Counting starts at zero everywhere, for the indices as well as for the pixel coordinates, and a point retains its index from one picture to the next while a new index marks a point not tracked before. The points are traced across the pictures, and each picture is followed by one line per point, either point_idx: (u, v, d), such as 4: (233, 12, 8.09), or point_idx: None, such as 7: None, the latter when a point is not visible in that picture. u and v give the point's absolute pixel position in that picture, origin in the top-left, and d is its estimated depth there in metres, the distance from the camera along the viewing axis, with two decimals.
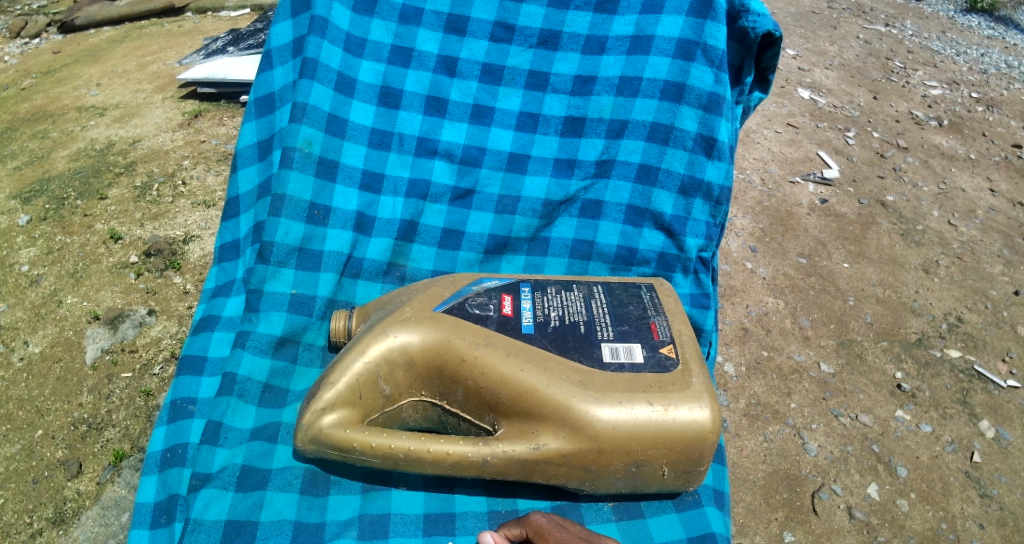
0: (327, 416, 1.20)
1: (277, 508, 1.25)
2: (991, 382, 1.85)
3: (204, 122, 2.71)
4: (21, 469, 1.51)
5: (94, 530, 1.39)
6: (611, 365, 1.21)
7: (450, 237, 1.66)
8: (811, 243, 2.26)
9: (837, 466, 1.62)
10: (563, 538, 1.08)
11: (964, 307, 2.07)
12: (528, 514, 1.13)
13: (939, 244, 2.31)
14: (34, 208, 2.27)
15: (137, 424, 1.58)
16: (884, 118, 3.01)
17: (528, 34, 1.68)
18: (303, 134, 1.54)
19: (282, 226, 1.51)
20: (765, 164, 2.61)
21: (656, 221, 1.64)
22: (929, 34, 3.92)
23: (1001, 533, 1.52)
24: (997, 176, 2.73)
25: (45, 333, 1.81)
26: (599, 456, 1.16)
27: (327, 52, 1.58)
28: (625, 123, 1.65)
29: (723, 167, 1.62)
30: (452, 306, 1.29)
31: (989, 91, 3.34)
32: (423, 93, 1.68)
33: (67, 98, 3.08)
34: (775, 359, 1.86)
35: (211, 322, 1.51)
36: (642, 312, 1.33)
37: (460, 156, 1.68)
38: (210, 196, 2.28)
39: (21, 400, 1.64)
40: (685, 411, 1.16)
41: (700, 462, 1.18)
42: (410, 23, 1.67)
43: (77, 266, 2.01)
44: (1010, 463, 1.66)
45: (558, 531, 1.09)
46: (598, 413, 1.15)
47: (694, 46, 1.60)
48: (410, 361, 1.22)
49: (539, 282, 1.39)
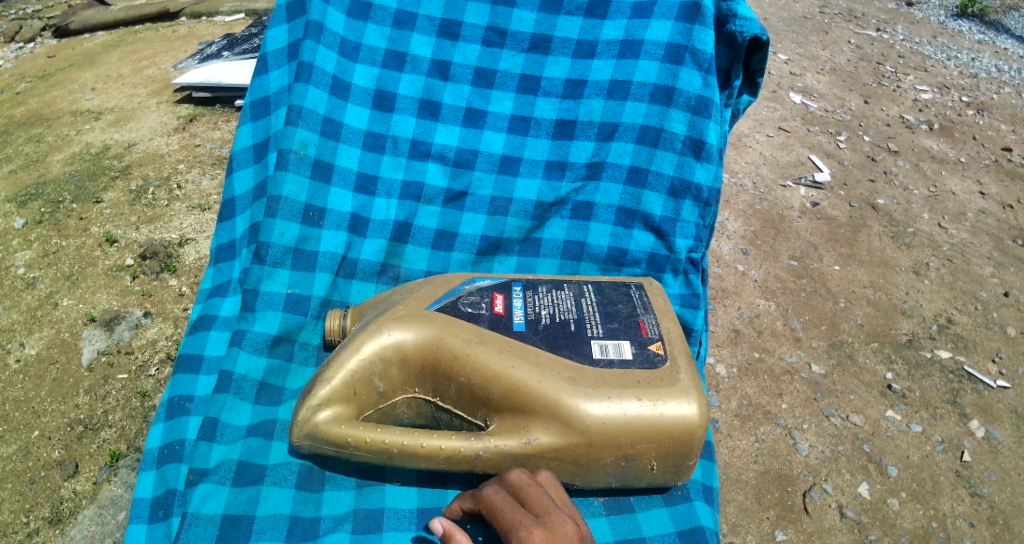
0: (323, 412, 1.22)
1: (274, 502, 1.27)
2: (981, 383, 1.88)
3: (199, 126, 2.73)
4: (18, 469, 1.52)
5: (91, 528, 1.41)
6: (600, 361, 1.24)
7: (443, 238, 1.69)
8: (802, 246, 2.29)
9: (828, 466, 1.64)
10: (516, 521, 1.05)
11: (954, 308, 2.11)
12: (483, 491, 1.12)
13: (930, 246, 2.35)
14: (30, 211, 2.28)
15: (133, 425, 1.59)
16: (875, 122, 3.05)
17: (520, 39, 1.71)
18: (298, 137, 1.56)
19: (278, 226, 1.53)
20: (757, 168, 2.65)
21: (646, 222, 1.67)
22: (920, 38, 3.98)
23: (991, 531, 1.55)
24: (988, 179, 2.77)
25: (41, 336, 1.82)
26: (590, 450, 1.18)
27: (322, 56, 1.61)
28: (615, 126, 1.68)
29: (712, 169, 1.64)
30: (445, 304, 1.31)
31: (980, 95, 3.39)
32: (417, 97, 1.70)
33: (63, 102, 3.09)
34: (766, 360, 1.88)
35: (208, 322, 1.53)
36: (632, 310, 1.35)
37: (453, 158, 1.70)
38: (206, 200, 2.30)
39: (18, 401, 1.66)
40: (674, 406, 1.18)
41: (688, 456, 1.21)
42: (404, 27, 1.70)
43: (73, 268, 2.03)
44: (1000, 462, 1.69)
45: (510, 512, 1.07)
46: (588, 409, 1.17)
47: (683, 50, 1.63)
48: (403, 358, 1.24)
49: (531, 282, 1.42)
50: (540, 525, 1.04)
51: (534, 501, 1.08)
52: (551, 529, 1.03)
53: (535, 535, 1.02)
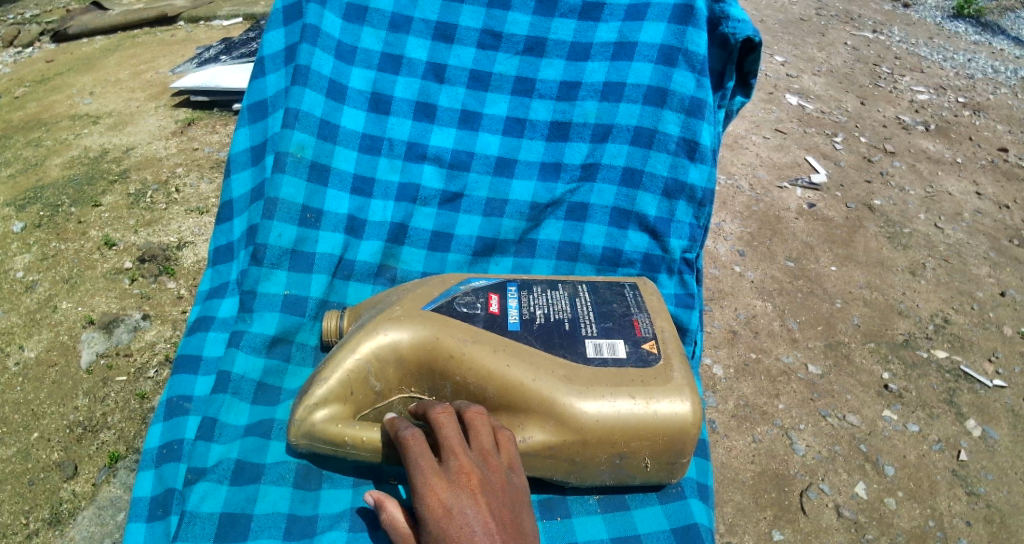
0: (320, 411, 1.24)
1: (272, 501, 1.28)
2: (978, 382, 1.89)
3: (197, 130, 2.74)
4: (17, 471, 1.53)
5: (91, 529, 1.42)
6: (594, 360, 1.25)
7: (440, 239, 1.70)
8: (799, 247, 2.31)
9: (824, 465, 1.65)
10: (418, 466, 1.01)
11: (950, 308, 2.12)
12: (400, 436, 1.08)
13: (926, 247, 2.36)
14: (29, 215, 2.29)
15: (132, 426, 1.60)
16: (872, 123, 3.07)
17: (514, 41, 1.72)
18: (295, 139, 1.58)
19: (275, 228, 1.54)
20: (754, 169, 2.66)
21: (641, 223, 1.68)
22: (916, 39, 4.00)
23: (988, 529, 1.56)
24: (984, 180, 2.78)
25: (40, 338, 1.83)
26: (584, 448, 1.19)
27: (318, 59, 1.62)
28: (609, 128, 1.69)
29: (706, 170, 1.65)
30: (441, 304, 1.32)
31: (976, 96, 3.41)
32: (413, 99, 1.72)
33: (61, 106, 3.11)
34: (763, 360, 1.90)
35: (206, 323, 1.54)
36: (626, 309, 1.36)
37: (449, 160, 1.72)
38: (204, 203, 2.31)
39: (17, 403, 1.66)
40: (666, 405, 1.19)
41: (682, 453, 1.22)
42: (399, 30, 1.71)
43: (71, 272, 2.04)
44: (996, 461, 1.70)
45: (418, 456, 1.03)
46: (582, 407, 1.18)
47: (676, 52, 1.64)
48: (399, 357, 1.25)
49: (526, 282, 1.43)
50: (441, 472, 1.00)
51: (445, 448, 1.03)
52: (452, 479, 0.98)
53: (432, 482, 0.98)
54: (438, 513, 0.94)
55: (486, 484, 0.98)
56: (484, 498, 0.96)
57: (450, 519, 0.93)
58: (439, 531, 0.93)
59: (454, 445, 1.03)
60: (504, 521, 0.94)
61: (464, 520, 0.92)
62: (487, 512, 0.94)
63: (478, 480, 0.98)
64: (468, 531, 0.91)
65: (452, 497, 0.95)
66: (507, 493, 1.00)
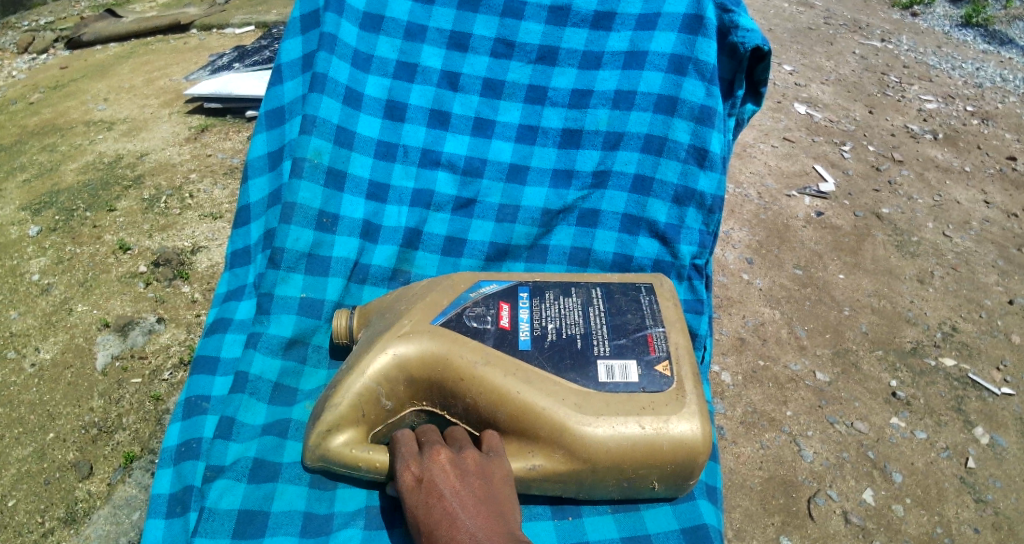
0: (336, 436, 1.27)
1: (289, 499, 1.30)
2: (986, 390, 1.89)
3: (211, 137, 2.78)
4: (33, 470, 1.55)
5: (106, 527, 1.44)
6: (606, 385, 1.26)
7: (453, 245, 1.72)
8: (807, 254, 2.32)
9: (832, 472, 1.66)
10: (401, 453, 1.18)
11: (959, 316, 2.13)
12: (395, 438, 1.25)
13: (934, 255, 2.37)
14: (44, 219, 2.34)
15: (146, 427, 1.63)
16: (880, 132, 3.09)
17: (527, 50, 1.76)
18: (312, 145, 1.61)
19: (292, 233, 1.57)
20: (762, 178, 2.68)
21: (651, 229, 1.69)
22: (925, 48, 4.01)
23: (996, 536, 1.57)
24: (992, 189, 2.79)
25: (56, 340, 1.86)
26: (593, 472, 1.22)
27: (335, 67, 1.66)
28: (620, 136, 1.72)
29: (715, 177, 1.68)
30: (451, 317, 1.34)
31: (985, 105, 3.41)
32: (427, 107, 1.75)
33: (76, 112, 3.16)
34: (771, 368, 1.90)
35: (224, 324, 1.57)
36: (640, 322, 1.37)
37: (463, 166, 1.74)
38: (217, 208, 2.35)
39: (32, 404, 1.70)
40: (677, 431, 1.21)
41: (690, 475, 1.24)
42: (414, 39, 1.75)
43: (87, 275, 2.07)
44: (1005, 468, 1.70)
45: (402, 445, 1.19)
46: (592, 435, 1.20)
47: (687, 61, 1.67)
48: (410, 377, 1.27)
49: (539, 287, 1.45)
50: (418, 455, 1.16)
51: (425, 439, 1.19)
52: (425, 458, 1.14)
53: (409, 463, 1.14)
54: (412, 486, 1.11)
55: (453, 459, 1.13)
56: (449, 469, 1.11)
57: (421, 488, 1.09)
58: (413, 499, 1.09)
59: (432, 436, 1.19)
60: (467, 486, 1.08)
61: (430, 488, 1.08)
62: (452, 480, 1.09)
63: (447, 456, 1.13)
64: (433, 496, 1.07)
65: (423, 472, 1.12)
66: (476, 466, 1.12)
